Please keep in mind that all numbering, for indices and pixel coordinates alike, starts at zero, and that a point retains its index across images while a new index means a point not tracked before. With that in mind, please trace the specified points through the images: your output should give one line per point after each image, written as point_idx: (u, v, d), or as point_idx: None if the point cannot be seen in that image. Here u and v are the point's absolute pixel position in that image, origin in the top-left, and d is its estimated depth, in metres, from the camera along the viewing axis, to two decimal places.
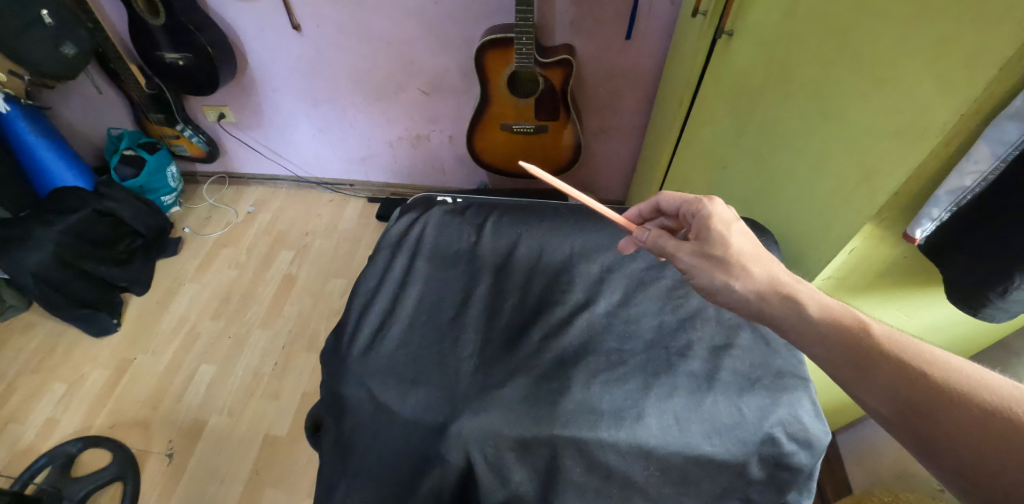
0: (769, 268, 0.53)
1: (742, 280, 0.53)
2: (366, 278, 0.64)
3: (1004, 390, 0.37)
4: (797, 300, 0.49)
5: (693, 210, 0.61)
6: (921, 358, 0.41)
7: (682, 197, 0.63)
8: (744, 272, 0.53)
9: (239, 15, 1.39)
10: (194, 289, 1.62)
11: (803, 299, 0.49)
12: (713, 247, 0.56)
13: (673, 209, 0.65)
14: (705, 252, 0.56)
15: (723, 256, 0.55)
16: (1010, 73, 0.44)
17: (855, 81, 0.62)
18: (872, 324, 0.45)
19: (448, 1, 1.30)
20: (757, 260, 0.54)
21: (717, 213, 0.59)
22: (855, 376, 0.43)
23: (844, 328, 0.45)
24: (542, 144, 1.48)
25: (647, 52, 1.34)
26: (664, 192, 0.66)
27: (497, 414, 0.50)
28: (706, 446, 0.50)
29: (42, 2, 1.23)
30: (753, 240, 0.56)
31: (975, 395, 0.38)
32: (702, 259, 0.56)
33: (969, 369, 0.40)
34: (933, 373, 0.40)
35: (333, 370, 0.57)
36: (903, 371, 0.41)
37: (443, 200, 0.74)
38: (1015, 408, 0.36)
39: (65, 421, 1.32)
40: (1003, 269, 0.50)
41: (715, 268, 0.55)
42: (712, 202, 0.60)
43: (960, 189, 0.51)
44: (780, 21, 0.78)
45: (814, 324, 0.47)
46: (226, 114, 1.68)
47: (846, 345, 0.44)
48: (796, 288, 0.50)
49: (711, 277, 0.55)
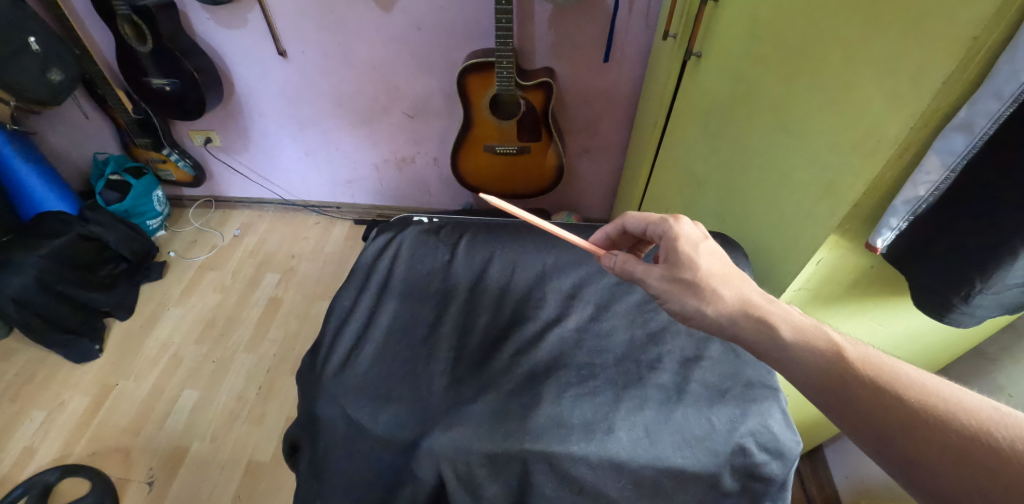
0: (740, 290, 0.53)
1: (713, 304, 0.53)
2: (340, 299, 0.65)
3: (982, 413, 0.37)
4: (770, 322, 0.49)
5: (661, 231, 0.61)
6: (897, 380, 0.41)
7: (647, 218, 0.62)
8: (715, 296, 0.53)
9: (226, 41, 1.42)
10: (179, 313, 1.61)
11: (776, 321, 0.49)
12: (682, 270, 0.56)
13: (638, 230, 0.64)
14: (676, 276, 0.56)
15: (692, 279, 0.55)
16: (952, 88, 0.47)
17: (813, 99, 0.64)
18: (846, 347, 0.45)
19: (431, 27, 1.34)
20: (727, 282, 0.54)
21: (684, 234, 0.59)
22: (833, 401, 0.43)
23: (819, 351, 0.45)
24: (526, 165, 1.51)
25: (625, 74, 1.38)
26: (629, 214, 0.66)
27: (466, 429, 0.50)
28: (677, 458, 0.50)
29: (29, 29, 1.25)
30: (722, 259, 0.56)
31: (952, 417, 0.38)
32: (672, 283, 0.56)
33: (945, 390, 0.40)
34: (908, 396, 0.40)
35: (308, 389, 0.57)
36: (878, 396, 0.41)
37: (419, 220, 0.75)
38: (994, 431, 0.36)
39: (42, 450, 1.28)
40: (962, 274, 0.51)
41: (685, 291, 0.55)
42: (679, 222, 0.60)
43: (915, 198, 0.53)
44: (743, 42, 0.82)
45: (789, 347, 0.47)
46: (212, 139, 1.70)
47: (822, 368, 0.44)
48: (769, 310, 0.50)
49: (683, 301, 0.55)
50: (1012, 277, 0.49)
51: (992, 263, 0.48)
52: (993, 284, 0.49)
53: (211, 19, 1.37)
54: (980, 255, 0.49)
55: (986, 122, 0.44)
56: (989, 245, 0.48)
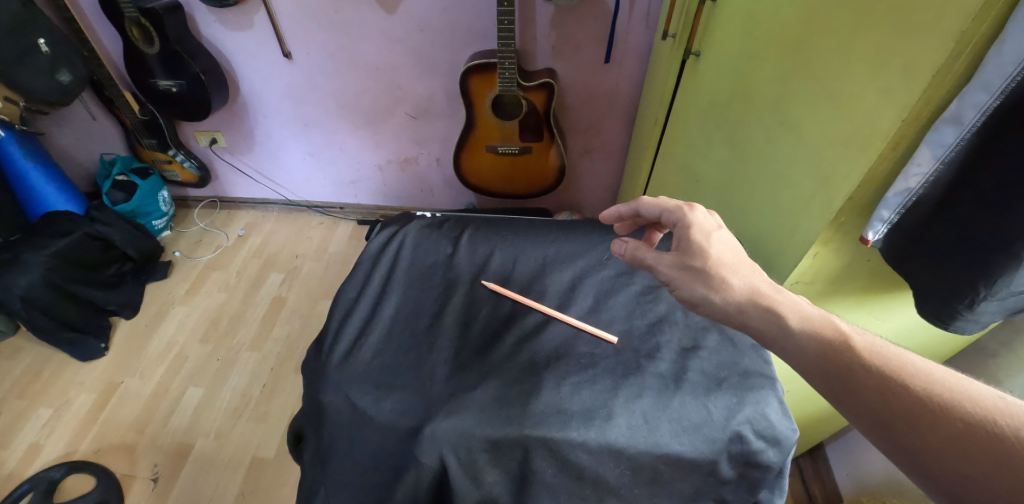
0: (748, 279, 0.53)
1: (721, 292, 0.53)
2: (346, 290, 0.66)
3: (988, 402, 0.38)
4: (778, 312, 0.49)
5: (675, 218, 0.60)
6: (903, 369, 0.42)
7: (662, 204, 0.62)
8: (724, 285, 0.53)
9: (232, 43, 1.44)
10: (183, 312, 1.63)
11: (783, 310, 0.49)
12: (692, 258, 0.56)
13: (653, 216, 0.64)
14: (686, 264, 0.56)
15: (702, 267, 0.55)
16: (943, 82, 0.48)
17: (809, 94, 0.65)
18: (853, 336, 0.45)
19: (434, 29, 1.36)
20: (737, 271, 0.54)
21: (698, 222, 0.58)
22: (840, 390, 0.43)
23: (824, 340, 0.46)
24: (528, 165, 1.52)
25: (626, 74, 1.40)
26: (643, 198, 0.65)
27: (468, 415, 0.51)
28: (675, 444, 0.51)
29: (39, 31, 1.27)
30: (735, 248, 0.56)
31: (958, 405, 0.38)
32: (682, 271, 0.57)
33: (949, 378, 0.40)
34: (915, 385, 0.40)
35: (313, 378, 0.58)
36: (883, 383, 0.41)
37: (422, 215, 0.77)
38: (999, 420, 0.36)
39: (49, 446, 1.30)
40: (964, 281, 0.51)
41: (695, 278, 0.55)
42: (693, 209, 0.60)
43: (906, 190, 0.54)
44: (740, 41, 0.83)
45: (795, 337, 0.47)
46: (218, 139, 1.72)
47: (829, 356, 0.45)
48: (776, 299, 0.50)
49: (691, 289, 0.56)
50: (1016, 286, 0.49)
51: (996, 270, 0.48)
52: (998, 291, 0.49)
53: (217, 21, 1.39)
54: (982, 262, 0.49)
55: (975, 115, 0.46)
56: (990, 249, 0.48)
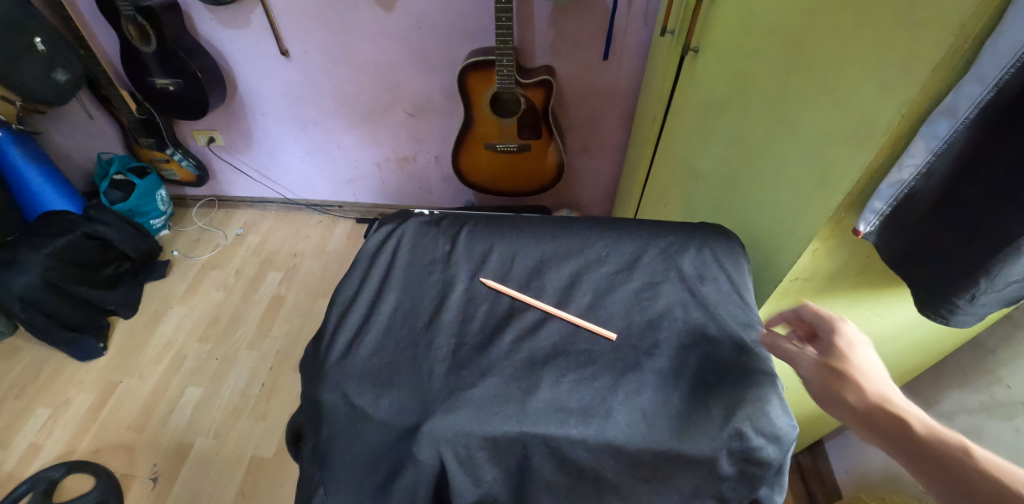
0: (887, 390, 0.46)
1: (851, 394, 0.47)
2: (344, 286, 0.66)
3: None
4: (902, 417, 0.43)
5: (825, 326, 0.54)
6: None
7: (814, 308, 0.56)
8: (854, 386, 0.47)
9: (229, 41, 1.44)
10: (182, 311, 1.62)
11: (910, 417, 0.43)
12: (833, 360, 0.50)
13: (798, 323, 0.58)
14: (824, 366, 0.50)
15: (841, 371, 0.49)
16: (941, 75, 0.48)
17: (810, 90, 0.65)
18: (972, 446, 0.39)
19: (432, 26, 1.36)
20: (877, 380, 0.47)
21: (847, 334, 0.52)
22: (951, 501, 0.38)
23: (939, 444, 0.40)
24: (527, 163, 1.52)
25: (624, 71, 1.39)
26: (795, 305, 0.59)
27: (467, 413, 0.51)
28: (674, 442, 0.50)
29: (35, 29, 1.26)
30: (882, 369, 0.49)
31: None
32: (817, 374, 0.50)
33: None
34: None
35: (311, 376, 0.57)
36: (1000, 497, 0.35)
37: (420, 212, 0.77)
38: None
39: (47, 446, 1.30)
40: (961, 276, 0.51)
41: (829, 380, 0.49)
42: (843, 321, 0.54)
43: (899, 182, 0.54)
44: (739, 37, 0.83)
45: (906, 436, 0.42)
46: (216, 138, 1.71)
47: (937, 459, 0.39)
48: (909, 411, 0.44)
49: (820, 387, 0.49)
50: (1015, 277, 0.48)
51: (993, 267, 0.47)
52: (996, 283, 0.48)
53: (214, 19, 1.39)
54: (980, 259, 0.48)
55: (968, 107, 0.45)
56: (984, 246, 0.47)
